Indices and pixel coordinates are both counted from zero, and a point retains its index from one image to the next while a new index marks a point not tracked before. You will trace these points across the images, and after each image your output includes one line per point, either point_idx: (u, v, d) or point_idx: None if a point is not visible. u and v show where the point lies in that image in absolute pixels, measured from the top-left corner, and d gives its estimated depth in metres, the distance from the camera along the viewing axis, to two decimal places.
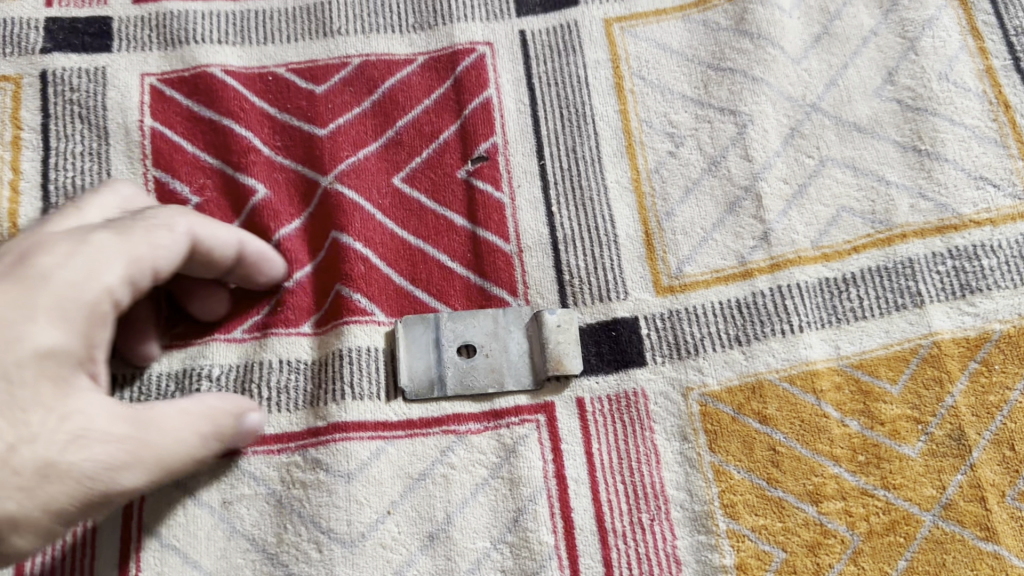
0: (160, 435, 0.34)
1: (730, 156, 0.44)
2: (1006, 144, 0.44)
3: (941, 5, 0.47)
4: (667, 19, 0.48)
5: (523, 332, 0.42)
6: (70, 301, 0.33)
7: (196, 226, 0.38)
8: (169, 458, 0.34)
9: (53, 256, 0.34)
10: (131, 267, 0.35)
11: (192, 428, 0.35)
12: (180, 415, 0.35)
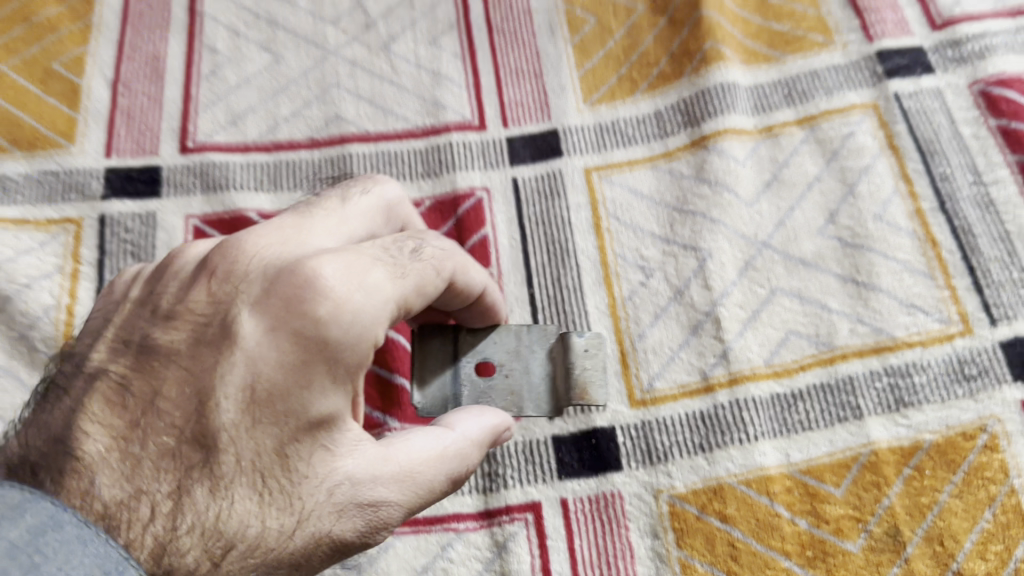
0: (415, 486, 0.33)
1: (693, 286, 0.51)
2: (934, 276, 0.50)
3: (876, 154, 0.54)
4: (639, 168, 0.55)
5: (546, 352, 0.43)
6: (345, 357, 0.32)
7: (458, 268, 0.37)
8: (420, 504, 0.34)
9: (329, 305, 0.31)
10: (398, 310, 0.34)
11: (444, 472, 0.34)
12: (439, 460, 0.34)
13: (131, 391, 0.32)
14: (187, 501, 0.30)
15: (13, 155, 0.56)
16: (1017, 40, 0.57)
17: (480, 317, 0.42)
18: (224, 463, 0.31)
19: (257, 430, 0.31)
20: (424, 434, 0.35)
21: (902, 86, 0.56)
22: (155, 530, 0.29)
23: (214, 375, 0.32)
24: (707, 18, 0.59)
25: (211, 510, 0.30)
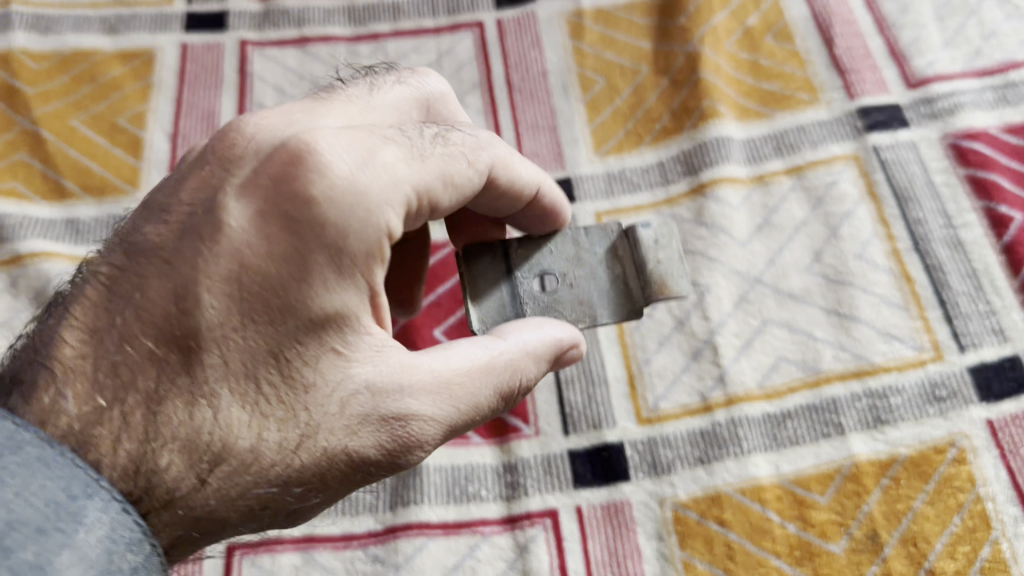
0: (455, 396, 0.36)
1: (693, 316, 0.57)
2: (909, 308, 0.56)
3: (857, 201, 0.60)
4: (644, 212, 0.62)
5: (610, 250, 0.45)
6: (347, 243, 0.33)
7: (500, 162, 0.41)
8: (466, 413, 0.37)
9: (327, 184, 0.33)
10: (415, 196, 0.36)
11: (487, 386, 0.38)
12: (484, 371, 0.37)
13: (111, 294, 0.34)
14: (166, 414, 0.32)
15: (85, 200, 0.64)
16: (984, 98, 0.64)
17: (539, 218, 0.46)
18: (211, 366, 0.33)
19: (243, 333, 0.33)
20: (472, 346, 0.38)
21: (880, 139, 0.63)
22: (131, 447, 0.31)
23: (197, 268, 0.33)
24: (705, 79, 0.66)
25: (198, 421, 0.32)
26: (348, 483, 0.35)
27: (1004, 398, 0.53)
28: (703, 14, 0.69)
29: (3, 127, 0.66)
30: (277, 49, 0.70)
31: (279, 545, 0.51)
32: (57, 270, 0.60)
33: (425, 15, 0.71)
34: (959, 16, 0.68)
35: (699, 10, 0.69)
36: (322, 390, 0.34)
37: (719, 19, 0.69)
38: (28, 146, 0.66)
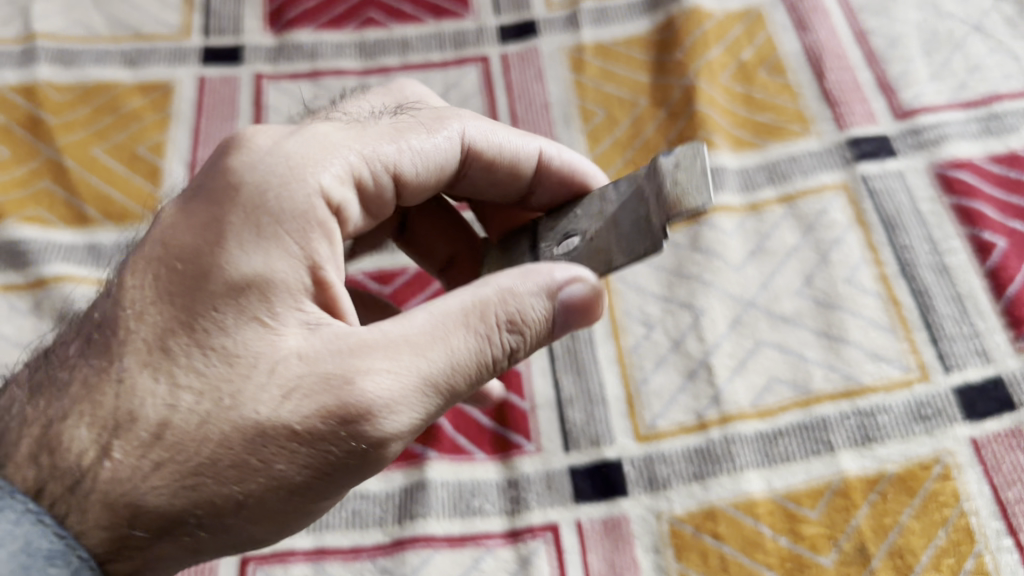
0: (404, 350, 0.37)
1: (689, 338, 0.60)
2: (896, 331, 0.58)
3: (847, 228, 0.63)
4: None
5: (639, 195, 0.44)
6: (253, 216, 0.39)
7: (472, 128, 0.49)
8: (435, 363, 0.38)
9: (244, 172, 0.40)
10: (363, 163, 0.44)
11: (450, 335, 0.38)
12: (437, 323, 0.38)
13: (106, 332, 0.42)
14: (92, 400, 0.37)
15: (105, 226, 0.66)
16: (968, 129, 0.66)
17: (558, 186, 0.52)
18: (133, 345, 0.38)
19: (164, 319, 0.38)
20: (438, 299, 0.39)
21: (868, 169, 0.65)
22: (62, 434, 0.37)
23: (133, 270, 0.40)
24: (699, 111, 0.68)
25: (118, 401, 0.37)
26: (300, 457, 0.37)
27: (987, 416, 0.55)
28: (699, 49, 0.71)
29: (28, 156, 0.69)
30: (290, 81, 0.73)
31: (291, 557, 0.54)
32: (79, 293, 0.63)
33: (432, 50, 0.75)
34: (945, 50, 0.70)
35: (695, 45, 0.72)
36: (242, 354, 0.37)
37: (714, 54, 0.72)
38: (51, 174, 0.69)
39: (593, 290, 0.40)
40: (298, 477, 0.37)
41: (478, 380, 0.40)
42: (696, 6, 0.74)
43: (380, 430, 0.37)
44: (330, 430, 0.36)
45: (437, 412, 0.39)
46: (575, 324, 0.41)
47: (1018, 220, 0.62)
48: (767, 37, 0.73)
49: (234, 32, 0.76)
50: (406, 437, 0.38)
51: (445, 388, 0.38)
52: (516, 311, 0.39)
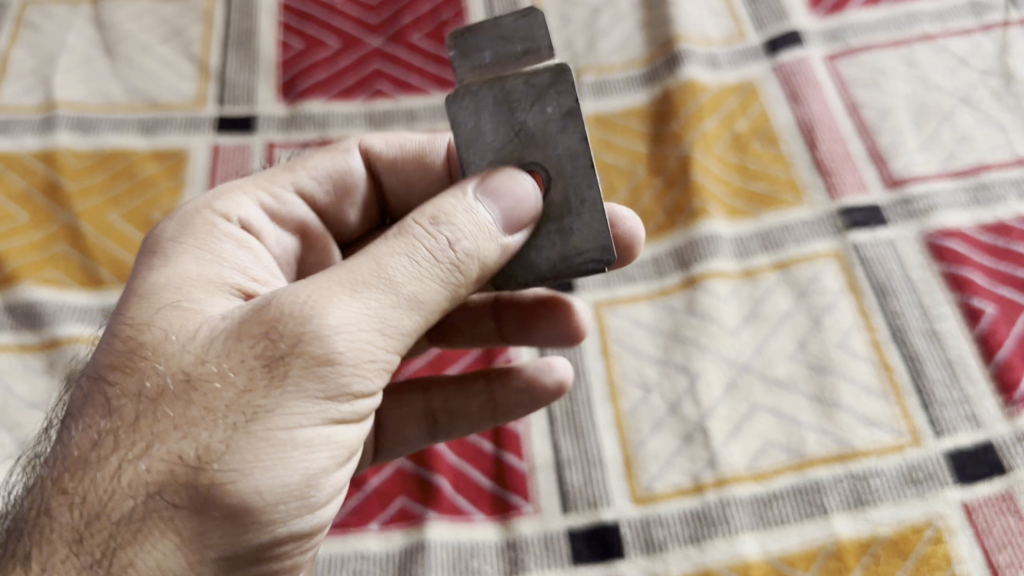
0: (327, 272, 0.40)
1: (685, 402, 0.61)
2: (888, 396, 0.60)
3: (839, 294, 0.65)
4: (639, 303, 0.67)
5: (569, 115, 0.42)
6: (167, 246, 0.46)
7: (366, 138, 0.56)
8: (363, 268, 0.40)
9: (161, 230, 0.47)
10: (261, 189, 0.52)
11: (374, 252, 0.40)
12: (363, 252, 0.40)
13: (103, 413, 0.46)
14: (64, 434, 0.41)
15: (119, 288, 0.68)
16: (957, 199, 0.68)
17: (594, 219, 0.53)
18: (88, 377, 0.42)
19: (105, 351, 0.42)
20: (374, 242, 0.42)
21: (860, 237, 0.67)
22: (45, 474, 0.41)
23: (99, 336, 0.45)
24: (695, 180, 0.71)
25: (81, 423, 0.40)
26: (237, 380, 0.38)
27: (979, 480, 0.56)
28: (694, 121, 0.75)
29: (45, 220, 0.72)
30: (301, 150, 0.76)
31: None
32: None
33: (438, 119, 0.77)
34: (933, 121, 0.73)
35: (690, 117, 0.75)
36: (171, 328, 0.41)
37: (709, 125, 0.75)
38: (68, 238, 0.71)
39: (507, 176, 0.41)
40: (251, 402, 0.38)
41: (428, 280, 0.40)
42: (692, 80, 0.77)
43: (305, 322, 0.38)
44: (257, 344, 0.38)
45: (390, 311, 0.39)
46: (520, 210, 0.41)
47: (1006, 286, 0.64)
48: (761, 109, 0.76)
49: (248, 102, 0.79)
50: (354, 331, 0.38)
51: (381, 286, 0.39)
52: (435, 213, 0.41)
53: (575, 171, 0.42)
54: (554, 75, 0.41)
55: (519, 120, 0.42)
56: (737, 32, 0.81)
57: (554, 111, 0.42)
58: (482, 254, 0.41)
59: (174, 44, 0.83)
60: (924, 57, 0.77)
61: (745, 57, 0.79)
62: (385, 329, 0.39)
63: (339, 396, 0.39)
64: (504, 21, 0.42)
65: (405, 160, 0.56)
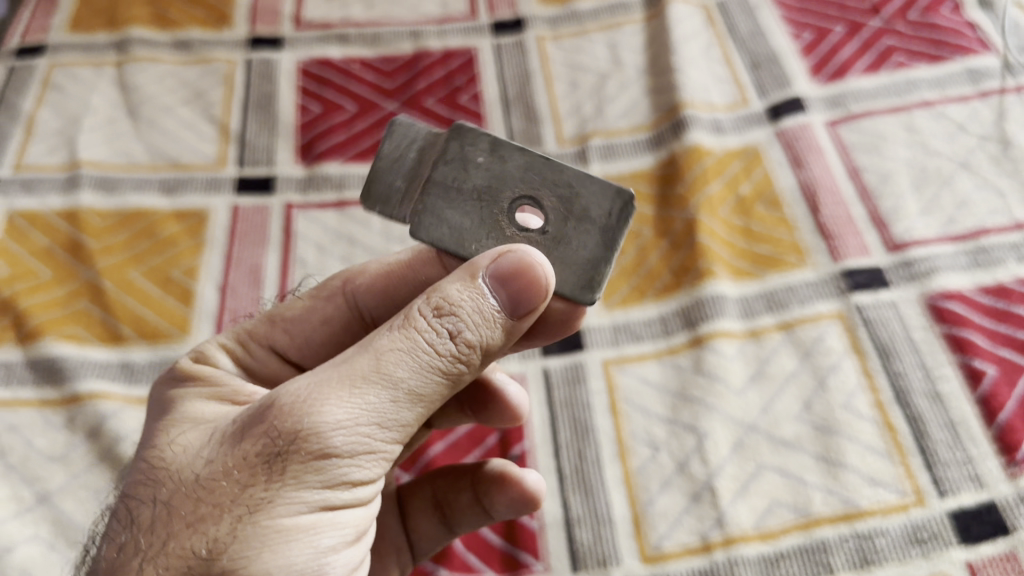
0: (325, 369, 0.41)
1: (692, 461, 0.62)
2: (892, 455, 0.61)
3: (843, 355, 0.66)
4: (648, 362, 0.68)
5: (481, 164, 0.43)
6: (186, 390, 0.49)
7: (347, 277, 0.57)
8: (360, 362, 0.40)
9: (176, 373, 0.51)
10: (236, 343, 0.54)
11: (371, 346, 0.41)
12: (361, 346, 0.42)
13: None
14: (100, 546, 0.43)
15: (138, 344, 0.70)
16: (958, 262, 0.70)
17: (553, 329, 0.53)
18: (122, 493, 0.45)
19: (137, 471, 0.44)
20: (378, 331, 0.42)
21: (863, 299, 0.69)
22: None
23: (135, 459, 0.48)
24: (700, 241, 0.73)
25: (114, 534, 0.42)
26: (242, 476, 0.39)
27: (983, 540, 0.57)
28: (699, 185, 0.77)
29: (68, 277, 0.74)
30: (318, 210, 0.78)
31: None
32: (110, 409, 0.66)
33: None
34: (933, 185, 0.75)
35: (695, 180, 0.77)
36: (190, 446, 0.43)
37: (713, 189, 0.77)
38: (90, 295, 0.73)
39: (518, 255, 0.39)
40: (255, 495, 0.39)
41: (427, 372, 0.41)
42: (697, 145, 0.79)
43: (303, 418, 0.39)
44: (259, 442, 0.40)
45: (388, 403, 0.40)
46: (528, 292, 0.40)
47: (1007, 348, 0.65)
48: (764, 173, 0.78)
49: (267, 163, 0.81)
50: (351, 425, 0.39)
51: (379, 379, 0.40)
52: (437, 304, 0.41)
53: (536, 176, 0.42)
54: (452, 134, 0.43)
55: (461, 185, 0.43)
56: (740, 98, 0.84)
57: (483, 157, 0.43)
58: (483, 340, 0.42)
59: (195, 106, 0.86)
60: (923, 123, 0.79)
61: (749, 123, 0.82)
62: (384, 422, 0.40)
63: (337, 484, 0.40)
64: (387, 152, 0.44)
65: (381, 297, 0.56)
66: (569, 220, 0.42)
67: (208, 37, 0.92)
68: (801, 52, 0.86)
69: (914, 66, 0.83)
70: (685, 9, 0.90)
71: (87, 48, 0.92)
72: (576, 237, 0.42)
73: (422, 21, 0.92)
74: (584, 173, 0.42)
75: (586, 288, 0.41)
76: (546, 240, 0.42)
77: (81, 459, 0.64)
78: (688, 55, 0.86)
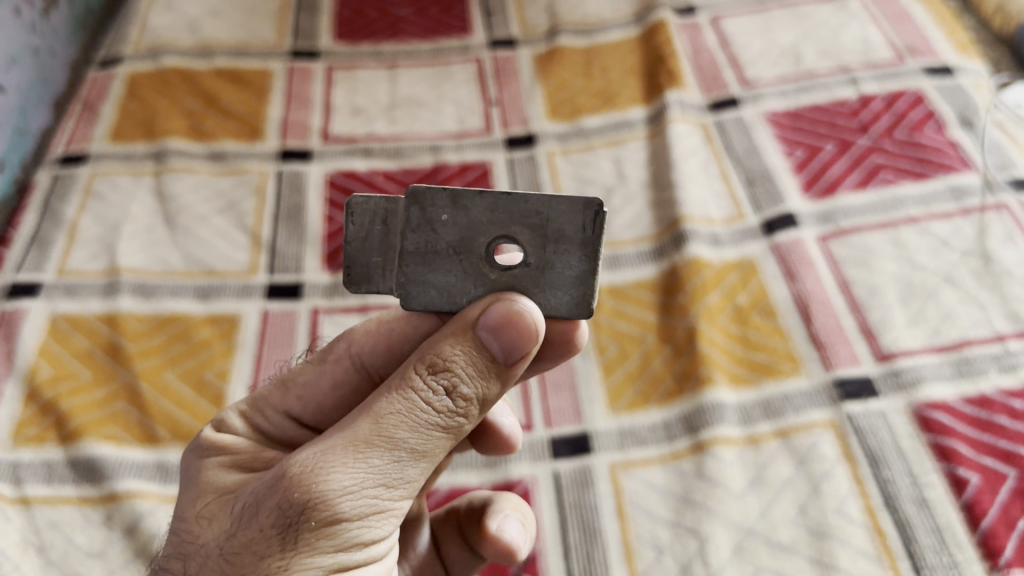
0: (329, 435, 0.43)
1: (695, 563, 0.66)
2: (882, 559, 0.65)
3: (835, 462, 0.70)
4: (652, 466, 0.72)
5: (447, 222, 0.44)
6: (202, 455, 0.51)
7: (351, 339, 0.57)
8: (364, 425, 0.43)
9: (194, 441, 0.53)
10: (250, 412, 0.54)
11: (371, 409, 0.43)
12: (361, 409, 0.44)
13: None
14: None
15: (173, 445, 0.74)
16: (943, 372, 0.75)
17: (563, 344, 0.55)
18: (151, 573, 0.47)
19: (166, 550, 0.47)
20: (377, 393, 0.45)
21: (853, 408, 0.73)
22: None
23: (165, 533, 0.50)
24: (701, 349, 0.78)
25: None
26: (258, 548, 0.41)
27: None
28: (699, 295, 0.82)
29: (108, 379, 0.79)
30: (342, 315, 0.83)
31: None
32: (147, 507, 0.71)
33: None
34: (919, 299, 0.80)
35: (695, 291, 0.82)
36: (208, 520, 0.45)
37: (712, 299, 0.82)
38: (128, 397, 0.77)
39: (507, 309, 0.43)
40: (272, 565, 0.41)
41: (426, 429, 0.44)
42: (696, 257, 0.85)
43: (312, 487, 0.41)
44: (270, 512, 0.41)
45: (390, 463, 0.43)
46: (520, 343, 0.44)
47: (990, 457, 0.69)
48: (760, 285, 0.83)
49: (295, 270, 0.87)
50: (358, 489, 0.42)
51: (382, 443, 0.43)
52: (431, 363, 0.44)
53: (504, 215, 0.43)
54: (410, 201, 0.44)
55: (435, 247, 0.45)
56: (736, 213, 0.90)
57: (447, 216, 0.44)
58: (477, 393, 0.45)
59: (229, 216, 0.92)
60: (909, 238, 0.84)
61: (745, 236, 0.87)
62: (388, 481, 0.43)
63: (349, 546, 0.42)
64: (354, 228, 0.46)
65: (388, 355, 0.56)
66: (549, 244, 0.44)
67: (241, 149, 0.98)
68: (793, 170, 0.92)
69: (901, 183, 0.89)
70: (685, 127, 0.97)
71: (127, 158, 0.98)
72: (559, 261, 0.44)
73: (441, 136, 0.99)
74: (549, 196, 0.43)
75: (581, 305, 0.45)
76: (532, 269, 0.45)
77: (118, 555, 0.68)
78: (688, 171, 0.92)
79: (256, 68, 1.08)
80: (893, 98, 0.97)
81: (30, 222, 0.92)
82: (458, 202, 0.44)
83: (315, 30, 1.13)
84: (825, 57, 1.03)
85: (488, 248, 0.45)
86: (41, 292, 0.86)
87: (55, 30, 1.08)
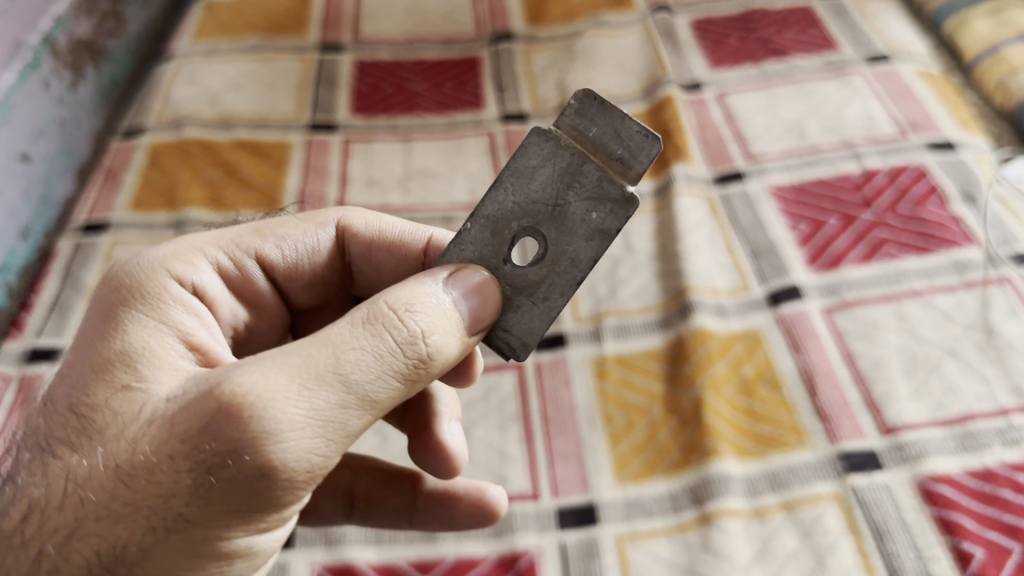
0: (279, 358, 0.46)
1: None
2: None
3: (840, 535, 0.71)
4: (658, 539, 0.73)
5: (589, 203, 0.50)
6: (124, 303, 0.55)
7: (347, 215, 0.66)
8: (327, 363, 0.46)
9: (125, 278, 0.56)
10: (217, 250, 0.62)
11: (333, 345, 0.47)
12: (325, 334, 0.47)
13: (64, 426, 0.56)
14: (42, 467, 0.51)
15: None
16: (947, 446, 0.75)
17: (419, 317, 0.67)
18: (58, 426, 0.51)
19: (72, 411, 0.51)
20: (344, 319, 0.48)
21: (857, 480, 0.74)
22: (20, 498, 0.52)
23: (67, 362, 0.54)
24: (706, 420, 0.79)
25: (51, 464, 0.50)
26: (185, 464, 0.46)
27: None
28: (704, 366, 0.83)
29: None
30: None
31: None
32: None
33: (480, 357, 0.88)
34: (923, 372, 0.81)
35: (701, 361, 0.83)
36: (122, 413, 0.49)
37: (718, 368, 0.83)
38: None
39: (489, 302, 0.50)
40: (194, 482, 0.46)
41: (378, 376, 0.47)
42: (702, 328, 0.86)
43: (250, 425, 0.44)
44: (204, 433, 0.45)
45: (338, 408, 0.47)
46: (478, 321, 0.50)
47: (995, 531, 0.70)
48: (765, 356, 0.84)
49: None
50: (297, 433, 0.45)
51: (333, 387, 0.46)
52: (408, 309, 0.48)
53: (562, 272, 0.51)
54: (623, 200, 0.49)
55: (564, 198, 0.50)
56: (742, 284, 0.91)
57: (593, 220, 0.50)
58: (444, 346, 0.49)
59: None
60: (913, 311, 0.86)
61: (750, 307, 0.89)
62: (332, 425, 0.47)
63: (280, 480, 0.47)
64: (628, 125, 0.49)
65: (367, 248, 0.66)
66: (516, 300, 0.52)
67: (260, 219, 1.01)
68: (798, 243, 0.94)
69: (904, 257, 0.91)
70: (691, 200, 0.99)
71: (147, 227, 1.00)
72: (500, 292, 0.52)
73: (453, 207, 1.02)
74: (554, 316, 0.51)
75: None
76: (501, 266, 0.52)
77: None
78: (694, 243, 0.94)
79: (275, 140, 1.12)
80: (896, 173, 0.99)
81: (51, 288, 0.95)
82: (600, 241, 0.50)
83: (333, 104, 1.17)
84: (830, 133, 1.06)
85: (537, 232, 0.50)
86: (59, 356, 0.88)
87: (82, 102, 1.13)
